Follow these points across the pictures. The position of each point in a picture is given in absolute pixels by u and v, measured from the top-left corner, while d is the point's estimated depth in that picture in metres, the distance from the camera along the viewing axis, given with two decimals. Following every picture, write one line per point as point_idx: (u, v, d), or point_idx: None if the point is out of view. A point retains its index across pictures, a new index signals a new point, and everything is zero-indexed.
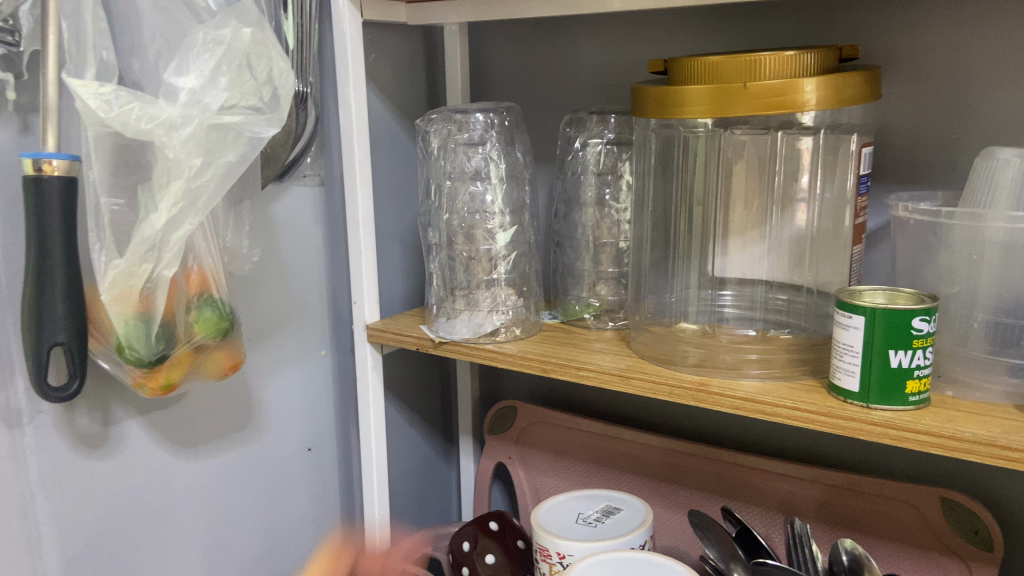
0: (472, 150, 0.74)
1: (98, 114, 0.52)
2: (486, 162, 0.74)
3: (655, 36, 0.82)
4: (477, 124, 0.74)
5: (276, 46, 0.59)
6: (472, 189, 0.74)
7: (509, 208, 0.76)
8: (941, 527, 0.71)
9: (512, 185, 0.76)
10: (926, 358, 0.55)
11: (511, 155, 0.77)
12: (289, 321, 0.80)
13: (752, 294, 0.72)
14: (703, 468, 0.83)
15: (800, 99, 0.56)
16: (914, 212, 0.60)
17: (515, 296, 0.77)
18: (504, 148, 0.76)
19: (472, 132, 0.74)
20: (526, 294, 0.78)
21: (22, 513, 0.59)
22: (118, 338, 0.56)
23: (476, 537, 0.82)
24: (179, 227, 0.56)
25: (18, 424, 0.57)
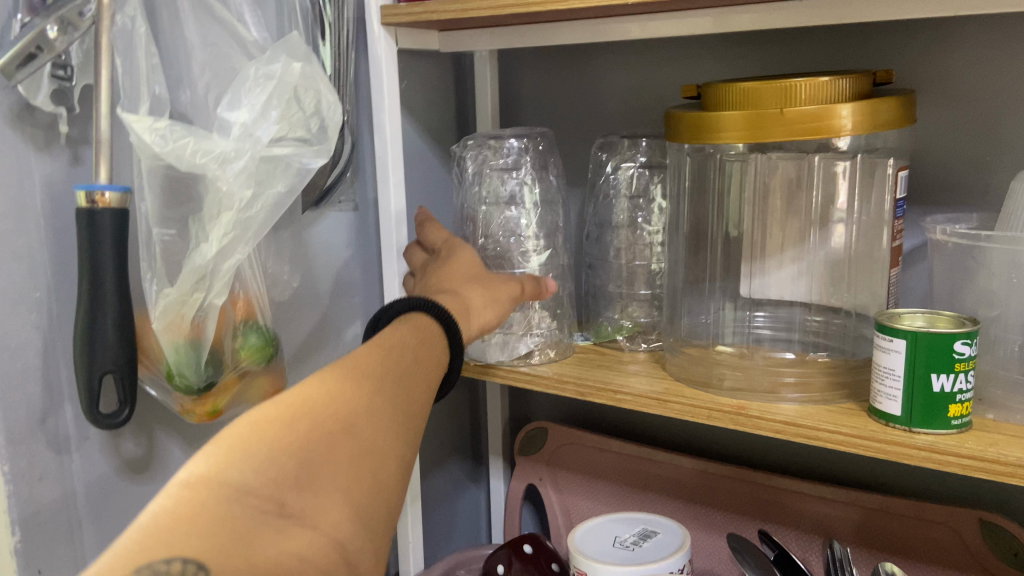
0: (506, 174, 0.75)
1: (153, 148, 0.54)
2: (519, 188, 0.75)
3: (685, 62, 0.82)
4: (511, 149, 0.75)
5: (324, 77, 0.59)
6: (506, 215, 0.75)
7: (537, 228, 0.76)
8: (981, 550, 0.71)
9: (543, 209, 0.76)
10: (968, 382, 0.55)
11: (546, 179, 0.77)
12: (326, 343, 0.80)
13: (788, 316, 0.74)
14: (738, 490, 0.83)
15: (836, 125, 0.56)
16: (952, 235, 0.60)
17: (548, 318, 0.78)
18: (538, 173, 0.76)
19: (503, 157, 0.75)
20: (559, 316, 0.79)
21: (70, 538, 0.59)
22: (169, 364, 0.58)
23: (510, 560, 0.82)
24: (229, 257, 0.57)
25: (66, 450, 0.58)
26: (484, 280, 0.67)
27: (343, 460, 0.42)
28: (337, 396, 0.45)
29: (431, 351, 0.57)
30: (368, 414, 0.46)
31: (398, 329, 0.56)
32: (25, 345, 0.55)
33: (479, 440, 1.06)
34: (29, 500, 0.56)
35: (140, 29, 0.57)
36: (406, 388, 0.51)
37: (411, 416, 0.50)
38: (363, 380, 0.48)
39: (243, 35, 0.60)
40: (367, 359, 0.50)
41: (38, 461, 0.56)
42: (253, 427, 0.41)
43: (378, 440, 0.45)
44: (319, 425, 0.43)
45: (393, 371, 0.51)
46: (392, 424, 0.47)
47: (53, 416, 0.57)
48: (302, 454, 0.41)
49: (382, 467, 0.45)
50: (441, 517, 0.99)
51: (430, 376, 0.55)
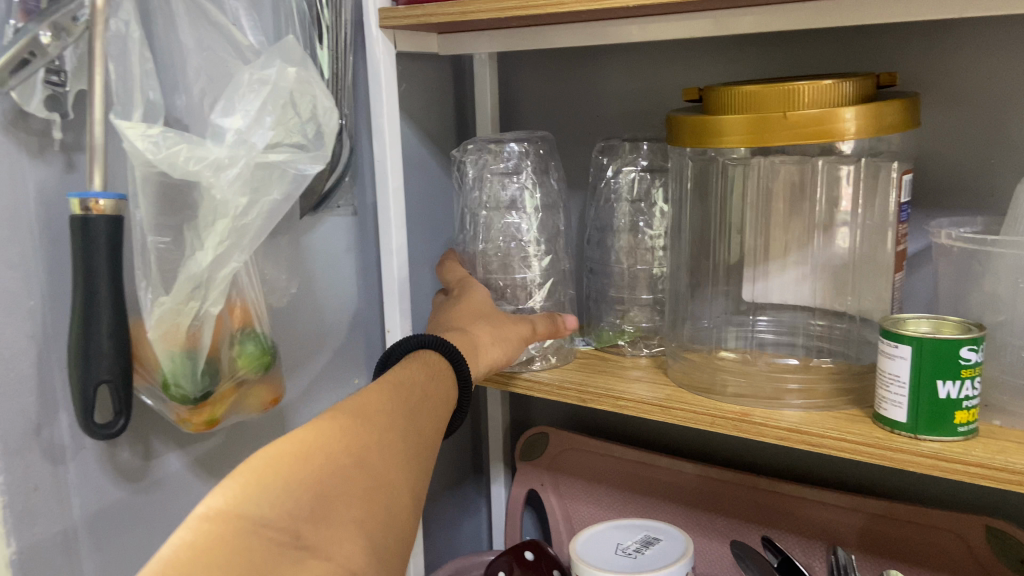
0: (507, 178, 0.74)
1: (146, 155, 0.53)
2: (519, 193, 0.74)
3: (686, 64, 0.82)
4: (512, 153, 0.74)
5: (319, 83, 0.60)
6: (506, 220, 0.74)
7: (537, 232, 0.75)
8: (987, 556, 0.70)
9: (543, 215, 0.75)
10: (975, 389, 0.54)
11: (547, 183, 0.77)
12: (325, 350, 0.80)
13: (791, 320, 0.72)
14: (741, 496, 0.82)
15: (839, 128, 0.55)
16: (958, 240, 0.59)
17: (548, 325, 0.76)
18: (539, 177, 0.76)
19: (504, 161, 0.74)
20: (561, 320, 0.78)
21: (66, 549, 0.59)
22: (165, 373, 0.57)
23: (511, 567, 0.81)
24: (225, 265, 0.56)
25: (62, 460, 0.57)
26: (494, 318, 0.68)
27: (355, 493, 0.45)
28: (350, 431, 0.47)
29: (441, 385, 0.59)
30: (379, 448, 0.48)
31: (407, 366, 0.58)
32: (19, 354, 0.54)
33: (479, 445, 1.05)
34: (24, 512, 0.55)
35: (134, 33, 0.56)
36: (418, 421, 0.53)
37: (422, 448, 0.53)
38: (375, 414, 0.50)
39: (239, 40, 0.61)
40: (380, 393, 0.53)
41: (34, 472, 0.55)
42: (268, 462, 0.43)
43: (390, 473, 0.48)
44: (332, 459, 0.45)
45: (404, 405, 0.53)
46: (403, 457, 0.50)
47: (48, 426, 0.56)
48: (316, 488, 0.43)
49: (393, 498, 0.47)
50: (442, 523, 0.98)
51: (441, 410, 0.57)
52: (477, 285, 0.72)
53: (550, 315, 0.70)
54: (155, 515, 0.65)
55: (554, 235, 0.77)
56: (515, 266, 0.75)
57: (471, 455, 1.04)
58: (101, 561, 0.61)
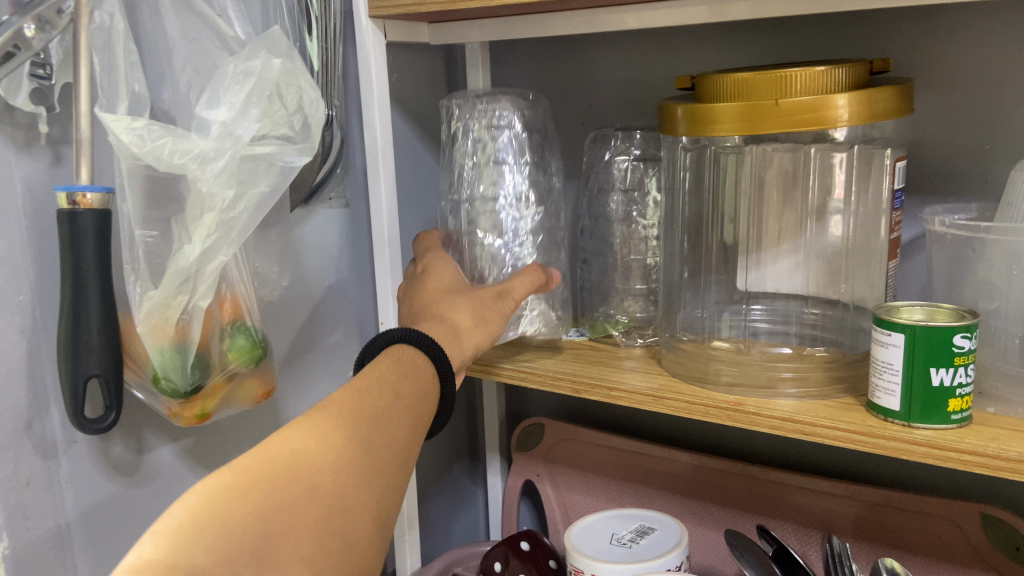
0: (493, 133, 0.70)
1: (131, 149, 0.53)
2: (505, 152, 0.70)
3: (680, 51, 0.81)
4: (505, 113, 0.70)
5: (305, 74, 0.60)
6: (494, 176, 0.70)
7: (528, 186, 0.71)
8: (982, 544, 0.70)
9: (532, 176, 0.72)
10: (968, 376, 0.54)
11: (535, 137, 0.73)
12: (317, 344, 0.79)
13: (785, 309, 0.73)
14: (736, 485, 0.82)
15: (832, 116, 0.55)
16: (950, 227, 0.59)
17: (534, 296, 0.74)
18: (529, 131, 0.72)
19: (494, 123, 0.70)
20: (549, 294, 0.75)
21: (59, 543, 0.59)
22: (155, 368, 0.57)
23: (508, 557, 0.80)
24: (213, 258, 0.56)
25: (53, 455, 0.57)
26: (469, 296, 0.67)
27: (304, 528, 0.44)
28: (301, 458, 0.47)
29: (419, 380, 0.58)
30: (335, 472, 0.48)
31: (378, 364, 0.57)
32: (9, 349, 0.54)
33: (475, 436, 1.05)
34: (16, 507, 0.55)
35: (119, 25, 0.56)
36: (385, 430, 0.52)
37: (392, 459, 0.52)
38: (333, 433, 0.50)
39: (225, 31, 0.60)
40: (342, 405, 0.52)
41: (25, 467, 0.55)
42: (209, 498, 0.43)
43: (347, 498, 0.47)
44: (278, 493, 0.45)
45: (370, 414, 0.52)
46: (364, 477, 0.49)
47: (40, 421, 0.56)
48: (259, 527, 0.43)
49: (350, 527, 0.47)
50: (439, 514, 0.98)
51: (419, 411, 0.56)
52: (441, 261, 0.71)
53: (530, 271, 0.68)
54: (148, 509, 0.65)
55: (543, 196, 0.73)
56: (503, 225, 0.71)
57: (468, 447, 1.04)
58: (95, 556, 0.61)
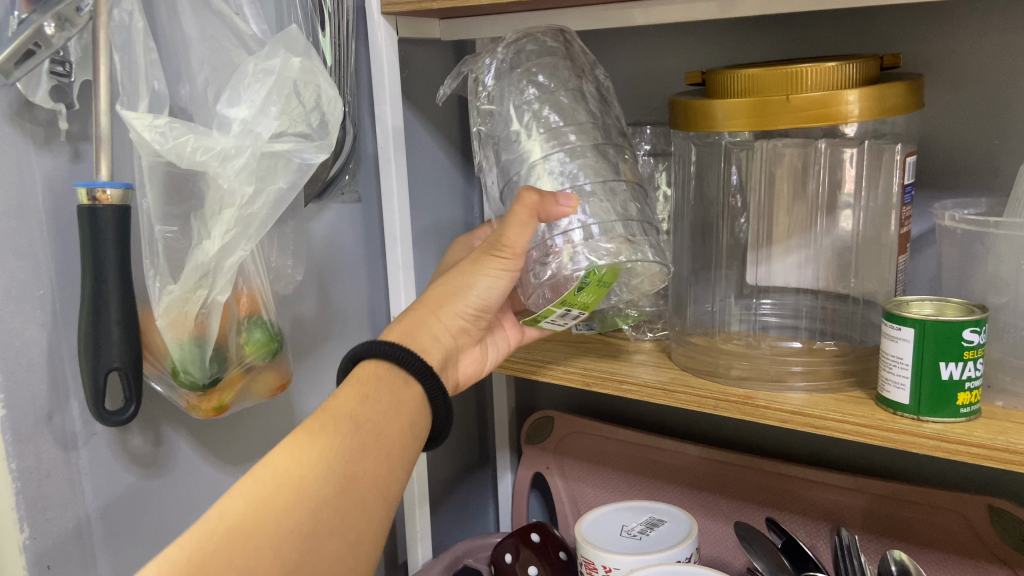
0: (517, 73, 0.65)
1: (153, 146, 0.54)
2: (530, 97, 0.63)
3: (690, 47, 0.82)
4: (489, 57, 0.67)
5: (323, 73, 0.59)
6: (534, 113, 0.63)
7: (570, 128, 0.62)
8: (990, 536, 0.70)
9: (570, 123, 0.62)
10: (977, 370, 0.55)
11: (550, 74, 0.64)
12: (330, 337, 0.80)
13: (795, 303, 0.73)
14: (745, 477, 0.83)
15: (843, 111, 0.55)
16: (960, 222, 0.59)
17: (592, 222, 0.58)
18: (531, 70, 0.65)
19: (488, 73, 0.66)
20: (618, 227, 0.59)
21: (79, 534, 0.60)
22: (174, 361, 0.58)
23: (518, 548, 0.82)
24: (231, 253, 0.57)
25: (73, 446, 0.58)
26: (454, 270, 0.62)
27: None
28: (236, 534, 0.47)
29: (383, 398, 0.56)
30: (275, 542, 0.47)
31: (340, 393, 0.55)
32: (30, 343, 0.55)
33: (485, 429, 1.06)
34: (37, 497, 0.56)
35: (138, 23, 0.56)
36: (344, 471, 0.51)
37: (349, 508, 0.51)
38: (274, 495, 0.49)
39: (242, 29, 0.60)
40: (289, 456, 0.51)
41: (45, 458, 0.56)
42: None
43: (288, 569, 0.47)
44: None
45: (324, 458, 0.51)
46: (312, 539, 0.49)
47: (60, 413, 0.57)
48: None
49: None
50: (449, 506, 0.99)
51: (384, 438, 0.54)
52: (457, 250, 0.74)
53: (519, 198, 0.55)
54: (165, 501, 0.66)
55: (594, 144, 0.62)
56: (546, 172, 0.61)
57: (478, 440, 1.05)
58: (114, 547, 0.62)
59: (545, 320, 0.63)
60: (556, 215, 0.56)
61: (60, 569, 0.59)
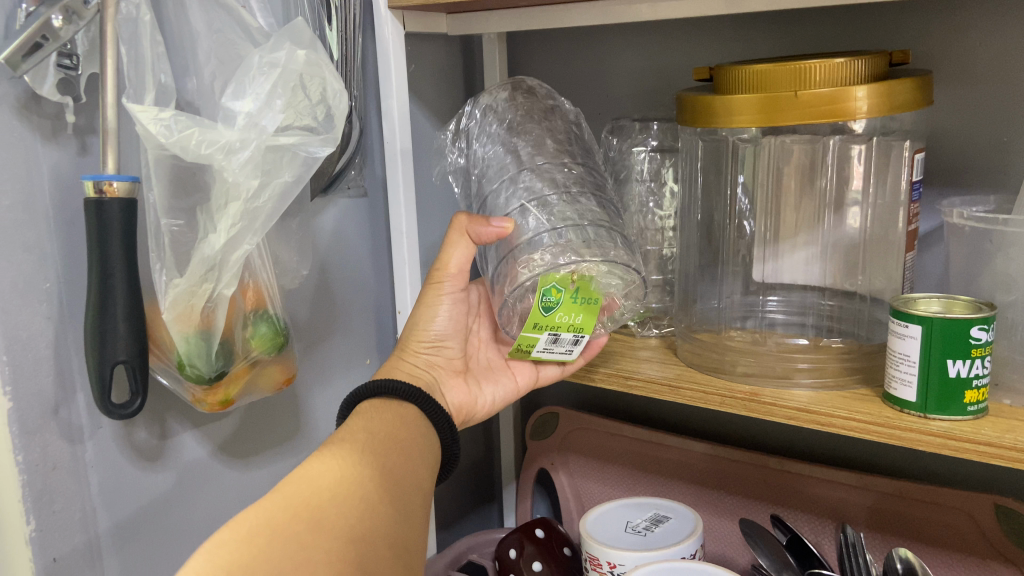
0: (488, 123, 0.72)
1: (158, 139, 0.54)
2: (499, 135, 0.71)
3: (697, 42, 0.81)
4: (473, 121, 0.74)
5: (329, 66, 0.60)
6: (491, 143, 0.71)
7: (531, 151, 0.68)
8: (997, 535, 0.70)
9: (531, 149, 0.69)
10: (984, 368, 0.54)
11: (507, 114, 0.72)
12: (335, 332, 0.80)
13: (801, 300, 0.72)
14: (750, 475, 0.83)
15: (851, 107, 0.55)
16: (969, 219, 0.59)
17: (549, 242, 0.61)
18: (496, 114, 0.73)
19: (477, 135, 0.73)
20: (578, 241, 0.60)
21: (85, 526, 0.60)
22: (180, 355, 0.57)
23: (522, 544, 0.81)
24: (238, 247, 0.57)
25: (79, 439, 0.58)
26: (411, 314, 0.69)
27: (318, 557, 0.46)
28: (294, 505, 0.48)
29: (388, 416, 0.60)
30: (336, 505, 0.49)
31: (351, 422, 0.59)
32: (36, 336, 0.55)
33: (490, 425, 1.06)
34: (43, 489, 0.56)
35: (145, 17, 0.56)
36: (377, 460, 0.55)
37: (390, 488, 0.54)
38: (320, 478, 0.51)
39: (249, 22, 0.61)
40: (326, 453, 0.54)
41: (51, 451, 0.57)
42: (215, 554, 0.44)
43: (351, 526, 0.49)
44: (282, 534, 0.46)
45: (356, 451, 0.55)
46: (366, 505, 0.51)
47: (66, 406, 0.57)
48: (268, 568, 0.44)
49: (365, 552, 0.48)
50: (453, 501, 1.00)
51: (400, 443, 0.58)
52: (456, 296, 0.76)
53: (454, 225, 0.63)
54: (170, 496, 0.66)
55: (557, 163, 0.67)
56: (512, 193, 0.66)
57: (482, 435, 1.05)
58: (119, 538, 0.63)
59: (535, 350, 0.63)
60: (488, 233, 0.62)
61: (66, 561, 0.59)
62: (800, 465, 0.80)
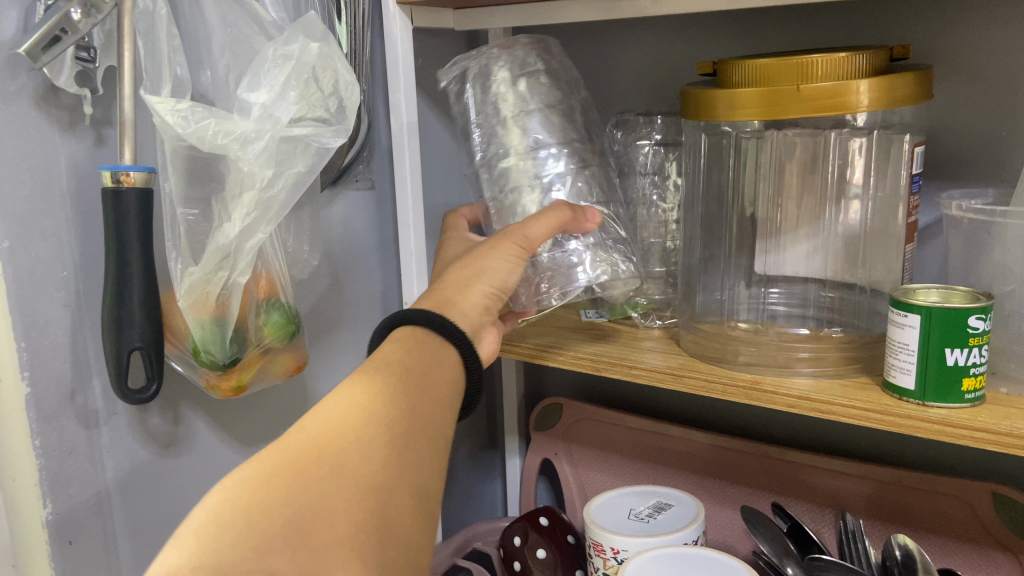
0: (518, 85, 0.68)
1: (175, 130, 0.55)
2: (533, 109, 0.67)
3: (701, 39, 0.82)
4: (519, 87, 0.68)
5: (341, 58, 0.61)
6: (529, 126, 0.67)
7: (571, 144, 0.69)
8: (995, 523, 0.71)
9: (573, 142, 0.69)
10: (982, 356, 0.56)
11: (552, 87, 0.69)
12: (343, 322, 0.82)
13: (802, 292, 0.73)
14: (750, 464, 0.84)
15: (852, 101, 0.56)
16: (968, 211, 0.60)
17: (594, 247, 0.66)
18: (530, 76, 0.68)
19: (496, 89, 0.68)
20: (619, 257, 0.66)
21: (99, 509, 0.61)
22: (194, 341, 0.59)
23: (527, 531, 0.83)
24: (252, 236, 0.58)
25: (95, 424, 0.60)
26: (472, 255, 0.61)
27: (338, 511, 0.41)
28: (318, 446, 0.43)
29: (426, 352, 0.53)
30: (360, 447, 0.44)
31: (382, 349, 0.52)
32: (54, 323, 0.56)
33: (494, 416, 1.08)
34: (60, 473, 0.58)
35: (161, 10, 0.58)
36: (409, 401, 0.48)
37: (422, 429, 0.48)
38: (348, 416, 0.45)
39: (261, 14, 0.62)
40: (355, 388, 0.48)
41: (68, 436, 0.58)
42: (225, 499, 0.39)
43: (377, 473, 0.44)
44: (304, 478, 0.41)
45: (386, 388, 0.48)
46: (395, 450, 0.45)
47: (82, 392, 0.59)
48: (282, 520, 0.39)
49: (390, 501, 0.43)
50: (458, 490, 1.01)
51: (436, 381, 0.51)
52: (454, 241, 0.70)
53: (555, 213, 0.61)
54: (182, 480, 0.68)
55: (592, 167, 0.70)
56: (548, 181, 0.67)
57: (487, 426, 1.06)
58: (133, 522, 0.64)
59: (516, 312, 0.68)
60: (583, 227, 0.63)
61: (82, 544, 0.60)
62: (803, 455, 0.81)
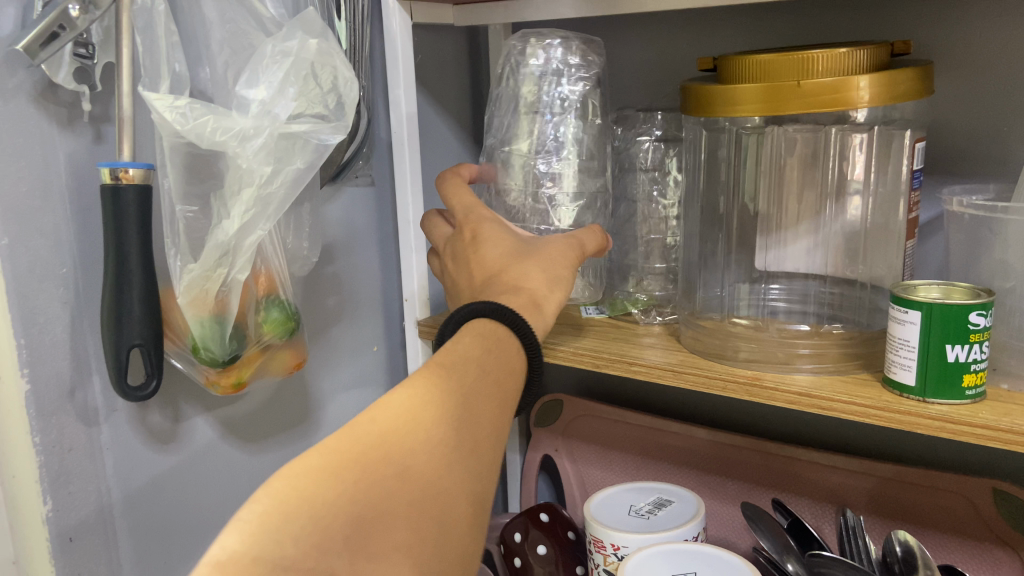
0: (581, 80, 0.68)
1: (174, 126, 0.55)
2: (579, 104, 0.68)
3: (701, 34, 0.82)
4: (570, 86, 0.68)
5: (340, 54, 0.61)
6: (572, 126, 0.68)
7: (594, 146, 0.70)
8: (995, 519, 0.71)
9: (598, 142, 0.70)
10: (982, 353, 0.55)
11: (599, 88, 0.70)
12: (343, 319, 0.81)
13: (803, 288, 0.73)
14: (751, 461, 0.84)
15: (853, 97, 0.56)
16: (969, 207, 0.60)
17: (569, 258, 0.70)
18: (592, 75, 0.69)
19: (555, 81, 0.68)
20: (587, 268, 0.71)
21: (99, 506, 0.61)
22: (194, 338, 0.59)
23: (527, 528, 0.83)
24: (251, 233, 0.58)
25: (95, 422, 0.60)
26: (535, 255, 0.60)
27: (399, 517, 0.39)
28: (389, 440, 0.42)
29: (500, 358, 0.50)
30: (426, 453, 0.42)
31: (459, 340, 0.50)
32: (53, 320, 0.56)
33: None
34: (60, 470, 0.58)
35: (160, 6, 0.57)
36: (479, 405, 0.47)
37: (488, 437, 0.46)
38: (422, 413, 0.44)
39: (260, 11, 0.62)
40: (428, 384, 0.46)
41: (68, 433, 0.58)
42: (294, 481, 0.37)
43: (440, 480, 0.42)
44: (371, 474, 0.40)
45: (459, 387, 0.46)
46: (460, 458, 0.44)
47: (82, 389, 0.58)
48: (347, 516, 0.38)
49: (447, 512, 0.42)
50: None
51: (505, 388, 0.49)
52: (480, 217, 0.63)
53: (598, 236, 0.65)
54: (183, 477, 0.68)
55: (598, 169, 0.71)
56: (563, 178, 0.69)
57: None
58: (134, 519, 0.64)
59: None
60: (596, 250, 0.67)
61: (83, 542, 0.60)
62: (807, 451, 0.80)
